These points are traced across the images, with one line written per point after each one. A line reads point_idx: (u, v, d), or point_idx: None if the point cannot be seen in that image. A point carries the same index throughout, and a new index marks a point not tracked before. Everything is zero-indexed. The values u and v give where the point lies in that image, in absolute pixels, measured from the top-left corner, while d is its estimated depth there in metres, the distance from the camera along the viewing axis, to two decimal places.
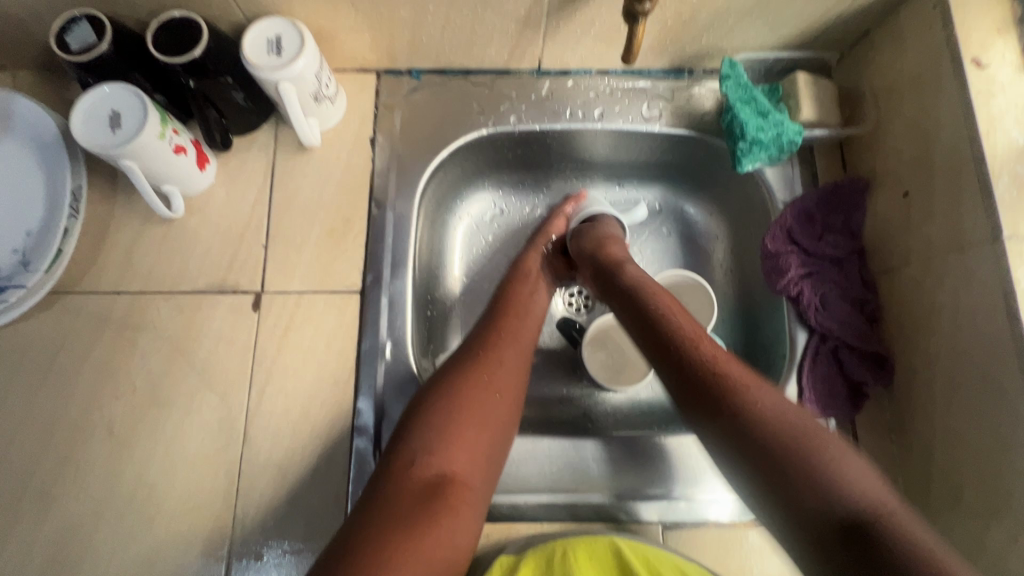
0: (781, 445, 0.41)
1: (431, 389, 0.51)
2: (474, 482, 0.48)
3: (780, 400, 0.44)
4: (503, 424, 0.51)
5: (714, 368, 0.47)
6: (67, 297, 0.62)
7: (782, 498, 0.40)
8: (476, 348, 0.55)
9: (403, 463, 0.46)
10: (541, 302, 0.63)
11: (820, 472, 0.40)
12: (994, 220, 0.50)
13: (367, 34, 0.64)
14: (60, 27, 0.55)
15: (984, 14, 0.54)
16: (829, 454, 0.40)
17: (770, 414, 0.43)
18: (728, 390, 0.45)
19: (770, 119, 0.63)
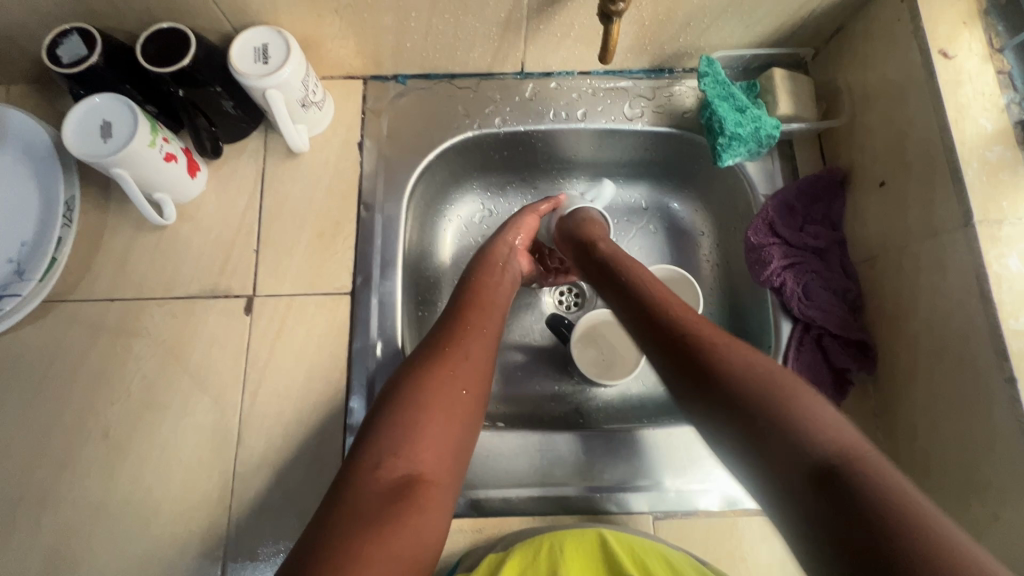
0: (746, 400, 0.43)
1: (393, 389, 0.52)
2: (441, 478, 0.48)
3: (752, 357, 0.46)
4: (467, 421, 0.52)
5: (693, 330, 0.50)
6: (61, 304, 0.63)
7: (764, 442, 0.41)
8: (440, 345, 0.55)
9: (369, 464, 0.46)
10: (505, 299, 0.64)
11: (791, 416, 0.41)
12: (965, 206, 0.51)
13: (352, 41, 0.65)
14: (51, 41, 0.56)
15: (950, 7, 0.56)
16: (784, 387, 0.43)
17: (746, 374, 0.45)
18: (713, 360, 0.47)
19: (748, 114, 0.65)
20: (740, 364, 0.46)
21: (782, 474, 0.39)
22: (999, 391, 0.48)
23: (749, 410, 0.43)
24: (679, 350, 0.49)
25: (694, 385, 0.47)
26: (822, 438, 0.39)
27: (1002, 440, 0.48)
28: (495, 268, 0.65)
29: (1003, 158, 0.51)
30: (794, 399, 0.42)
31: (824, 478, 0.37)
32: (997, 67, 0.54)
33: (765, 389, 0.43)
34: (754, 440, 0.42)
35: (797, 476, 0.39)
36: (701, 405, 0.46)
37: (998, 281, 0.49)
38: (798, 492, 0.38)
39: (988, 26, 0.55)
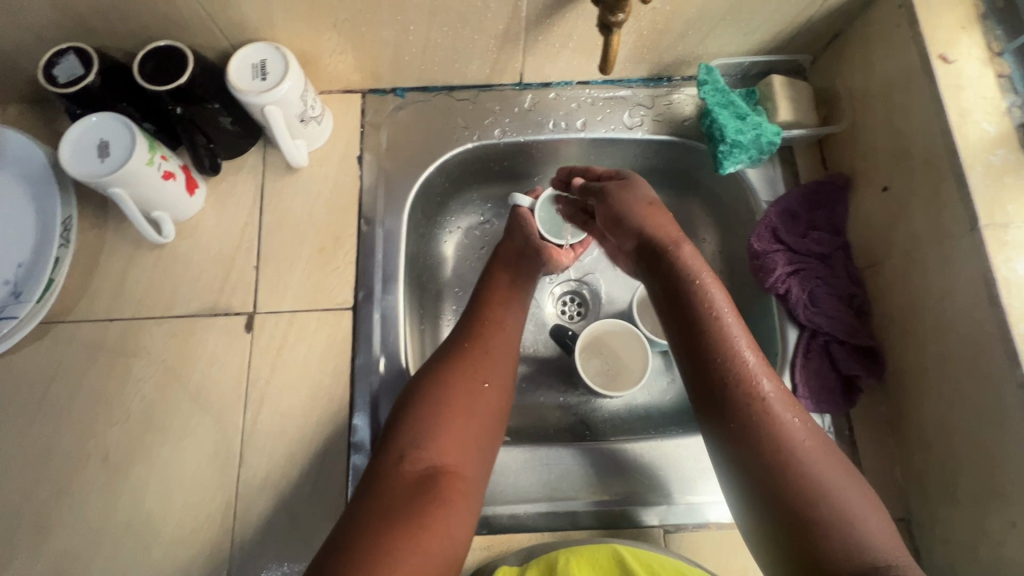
0: (809, 496, 0.43)
1: (416, 384, 0.52)
2: (467, 470, 0.48)
3: (824, 454, 0.45)
4: (492, 415, 0.52)
5: (771, 408, 0.45)
6: (59, 326, 0.62)
7: (814, 542, 0.42)
8: (460, 340, 0.55)
9: (396, 455, 0.47)
10: (522, 291, 0.63)
11: (849, 519, 0.42)
12: (971, 210, 0.51)
13: (351, 56, 0.65)
14: (48, 60, 0.56)
15: (948, 12, 0.56)
16: (841, 490, 0.43)
17: (819, 473, 0.44)
18: (786, 456, 0.44)
19: (749, 121, 0.64)
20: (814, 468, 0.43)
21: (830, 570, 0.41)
22: (1011, 397, 0.47)
23: (810, 514, 0.42)
24: (744, 428, 0.45)
25: (757, 470, 0.44)
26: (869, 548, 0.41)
27: (1016, 447, 0.47)
28: (510, 262, 0.66)
29: (1007, 162, 0.51)
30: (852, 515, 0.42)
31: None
32: (998, 71, 0.54)
33: (831, 506, 0.42)
34: (804, 534, 0.42)
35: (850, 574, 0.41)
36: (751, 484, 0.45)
37: (1007, 285, 0.48)
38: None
39: (987, 30, 0.56)
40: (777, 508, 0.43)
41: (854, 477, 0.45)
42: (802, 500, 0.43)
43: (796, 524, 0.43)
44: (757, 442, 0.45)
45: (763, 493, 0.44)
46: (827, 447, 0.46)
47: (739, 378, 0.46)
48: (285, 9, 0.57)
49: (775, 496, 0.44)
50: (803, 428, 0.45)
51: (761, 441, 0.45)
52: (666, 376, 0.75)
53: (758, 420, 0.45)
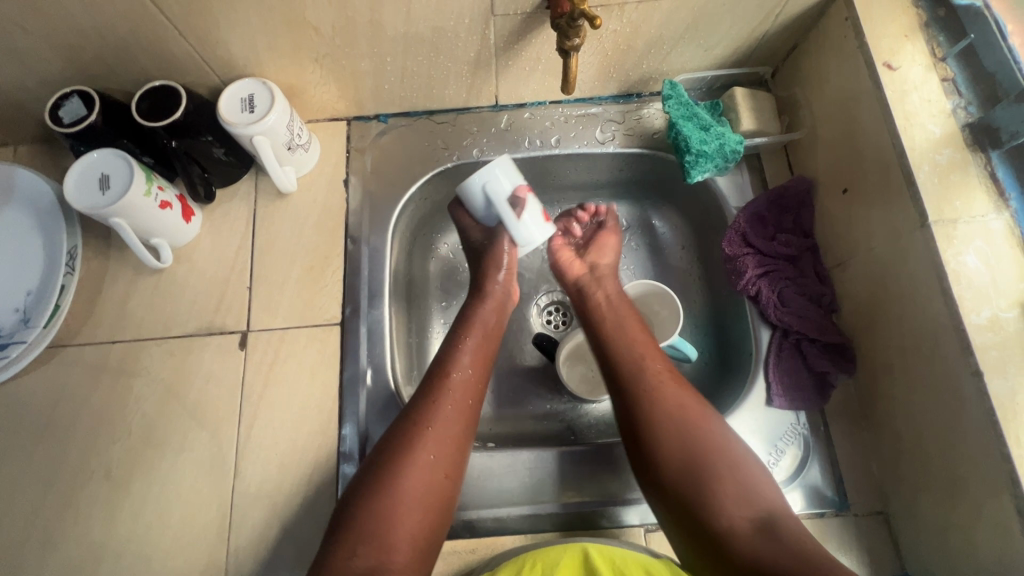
0: (706, 460, 0.53)
1: (377, 470, 0.52)
2: (416, 562, 0.50)
3: (713, 424, 0.55)
4: (444, 508, 0.53)
5: (672, 394, 0.56)
6: (64, 349, 0.66)
7: (717, 489, 0.51)
8: (407, 433, 0.54)
9: (347, 552, 0.48)
10: (485, 367, 0.62)
11: (738, 476, 0.52)
12: (920, 208, 0.53)
13: (334, 87, 0.70)
14: (54, 103, 0.61)
15: (892, 22, 0.59)
16: (727, 451, 0.54)
17: (711, 442, 0.54)
18: (688, 429, 0.54)
19: (712, 131, 0.67)
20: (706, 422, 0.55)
21: (726, 526, 0.50)
22: (967, 385, 0.49)
23: (710, 466, 0.53)
24: (649, 410, 0.56)
25: (666, 427, 0.55)
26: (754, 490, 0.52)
27: (974, 435, 0.48)
28: (479, 331, 0.63)
29: (953, 160, 0.53)
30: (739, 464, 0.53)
31: (761, 524, 0.50)
32: (942, 75, 0.57)
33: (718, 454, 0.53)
34: (702, 489, 0.51)
35: (742, 524, 0.50)
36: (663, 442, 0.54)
37: (957, 277, 0.50)
38: (742, 537, 0.49)
39: (930, 37, 0.58)
40: (679, 479, 0.53)
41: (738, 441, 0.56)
42: (699, 466, 0.52)
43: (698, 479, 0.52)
44: (662, 423, 0.55)
45: (668, 470, 0.53)
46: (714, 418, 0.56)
47: (644, 368, 0.58)
48: (270, 46, 0.61)
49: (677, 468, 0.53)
50: (696, 404, 0.56)
51: (665, 421, 0.55)
52: None
53: (664, 392, 0.57)
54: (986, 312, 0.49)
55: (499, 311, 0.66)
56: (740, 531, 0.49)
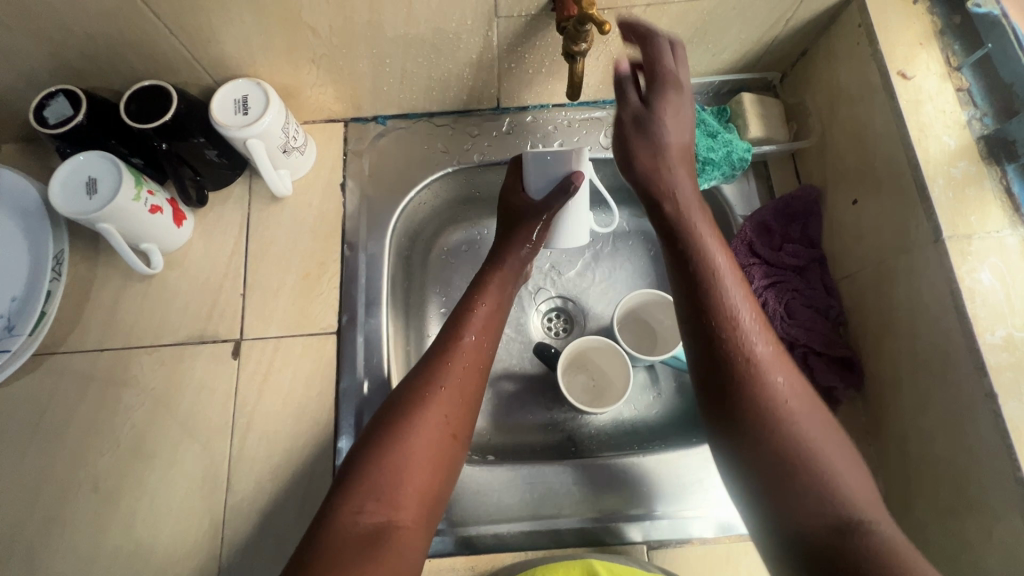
0: (789, 452, 0.45)
1: (385, 427, 0.51)
2: (421, 524, 0.49)
3: (809, 410, 0.47)
4: (450, 468, 0.52)
5: (760, 368, 0.48)
6: (51, 357, 0.64)
7: (791, 483, 0.44)
8: (416, 388, 0.54)
9: (353, 508, 0.47)
10: (494, 336, 0.61)
11: (826, 477, 0.44)
12: (934, 222, 0.51)
13: (331, 88, 0.68)
14: (38, 103, 0.58)
15: (907, 29, 0.58)
16: (822, 447, 0.45)
17: (806, 434, 0.46)
18: (772, 406, 0.46)
19: (719, 138, 0.66)
20: (785, 397, 0.47)
21: (797, 525, 0.43)
22: (980, 405, 0.48)
23: (788, 456, 0.45)
24: (733, 373, 0.48)
25: (743, 394, 0.47)
26: (839, 491, 0.44)
27: (989, 457, 0.47)
28: (494, 299, 0.63)
29: (967, 174, 0.52)
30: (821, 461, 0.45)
31: (843, 532, 0.42)
32: (957, 85, 0.56)
33: (801, 444, 0.45)
34: (778, 474, 0.45)
35: (818, 530, 0.42)
36: (735, 411, 0.47)
37: (971, 295, 0.49)
38: (818, 544, 0.42)
39: (945, 46, 0.57)
40: (760, 460, 0.46)
41: (833, 429, 0.47)
42: (779, 461, 0.45)
43: (769, 462, 0.45)
44: (743, 398, 0.47)
45: (746, 458, 0.46)
46: (815, 404, 0.48)
47: (737, 337, 0.49)
48: (265, 46, 0.59)
49: (756, 455, 0.46)
50: (790, 388, 0.47)
51: (752, 402, 0.47)
52: (651, 391, 0.76)
53: (746, 359, 0.48)
54: (1000, 331, 0.48)
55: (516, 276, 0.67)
56: (814, 536, 0.42)
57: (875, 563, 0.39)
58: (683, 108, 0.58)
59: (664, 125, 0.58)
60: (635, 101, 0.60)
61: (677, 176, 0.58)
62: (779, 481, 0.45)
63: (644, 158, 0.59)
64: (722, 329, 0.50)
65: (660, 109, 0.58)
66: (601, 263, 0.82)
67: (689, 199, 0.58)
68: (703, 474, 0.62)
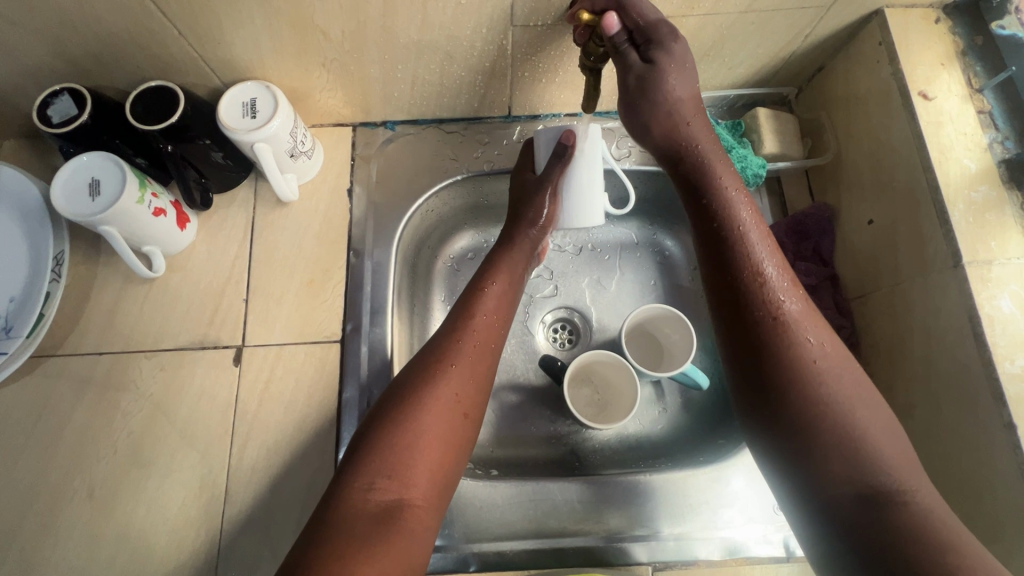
0: (820, 418, 0.44)
1: (395, 404, 0.50)
2: (433, 505, 0.48)
3: (842, 371, 0.46)
4: (461, 449, 0.51)
5: (790, 328, 0.47)
6: (49, 360, 0.63)
7: (818, 449, 0.44)
8: (427, 364, 0.53)
9: (364, 484, 0.46)
10: (506, 316, 0.61)
11: (858, 442, 0.43)
12: (953, 247, 0.51)
13: (341, 92, 0.67)
14: (43, 101, 0.57)
15: (929, 48, 0.57)
16: (855, 412, 0.44)
17: (837, 396, 0.45)
18: (802, 366, 0.46)
19: (734, 154, 0.65)
20: (812, 358, 0.46)
21: (826, 492, 0.43)
22: (998, 436, 0.47)
23: (817, 419, 0.44)
24: (762, 332, 0.47)
25: (770, 354, 0.47)
26: (872, 456, 0.42)
27: (1005, 488, 0.46)
28: (506, 276, 0.63)
29: (988, 199, 0.51)
30: (856, 428, 0.43)
31: (873, 501, 0.41)
32: (978, 107, 0.55)
33: (834, 407, 0.44)
34: (806, 436, 0.44)
35: (847, 498, 0.42)
36: (762, 373, 0.47)
37: (991, 323, 0.48)
38: (847, 513, 0.42)
39: (966, 66, 0.57)
40: (789, 421, 0.45)
41: (872, 394, 0.46)
42: (807, 423, 0.44)
43: (800, 425, 0.44)
44: (768, 359, 0.47)
45: (775, 421, 0.46)
46: (846, 365, 0.47)
47: (765, 296, 0.48)
48: (275, 48, 0.58)
49: (785, 417, 0.45)
50: (820, 349, 0.47)
51: (781, 361, 0.46)
52: (657, 406, 0.74)
53: (777, 318, 0.47)
54: (1020, 361, 0.47)
55: (528, 258, 0.66)
56: (842, 506, 0.42)
57: (907, 535, 0.39)
58: (683, 62, 0.55)
59: (671, 85, 0.55)
60: (636, 61, 0.55)
61: (695, 129, 0.57)
62: (806, 447, 0.44)
63: (661, 118, 0.57)
64: (749, 288, 0.49)
65: (664, 69, 0.54)
66: (609, 274, 0.81)
67: (711, 153, 0.56)
68: (709, 495, 0.61)
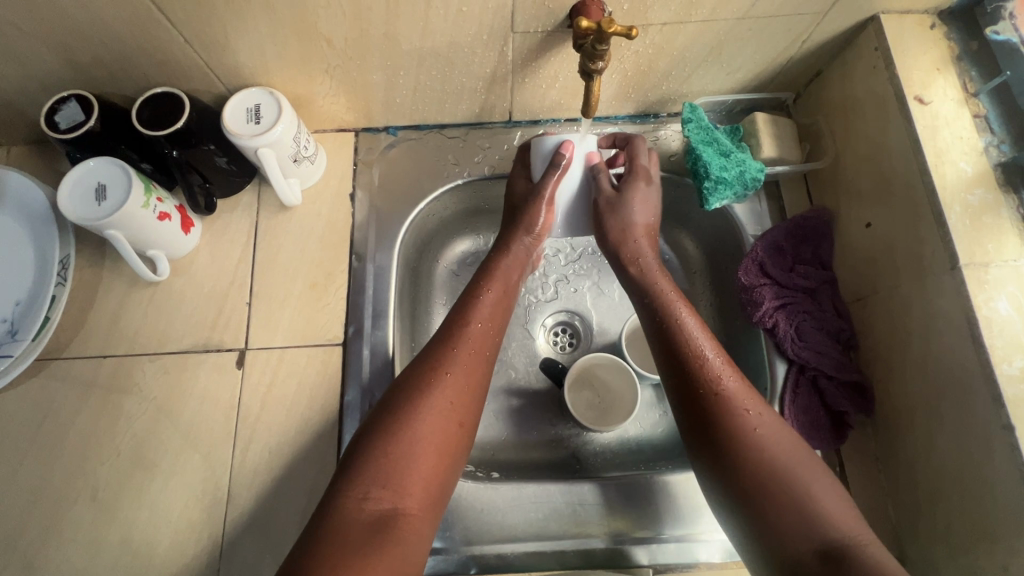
0: (770, 483, 0.46)
1: (390, 412, 0.51)
2: (428, 513, 0.48)
3: (783, 435, 0.48)
4: (456, 457, 0.52)
5: (731, 400, 0.50)
6: (54, 363, 0.63)
7: (773, 510, 0.45)
8: (421, 373, 0.54)
9: (359, 494, 0.46)
10: (500, 323, 0.61)
11: (808, 503, 0.45)
12: (950, 250, 0.51)
13: (344, 98, 0.67)
14: (50, 108, 0.58)
15: (924, 53, 0.58)
16: (799, 473, 0.46)
17: (783, 461, 0.47)
18: (747, 435, 0.48)
19: (732, 158, 0.66)
20: (755, 426, 0.48)
21: (788, 554, 0.44)
22: (996, 438, 0.47)
23: (767, 484, 0.46)
24: (705, 409, 0.50)
25: (718, 427, 0.49)
26: (823, 516, 0.44)
27: (1004, 490, 0.47)
28: (500, 285, 0.63)
29: (984, 202, 0.52)
30: (805, 489, 0.45)
31: (831, 558, 0.42)
32: (973, 111, 0.56)
33: (784, 470, 0.46)
34: (760, 502, 0.46)
35: (807, 557, 0.43)
36: (711, 444, 0.49)
37: (988, 325, 0.49)
38: (807, 571, 0.42)
39: (962, 71, 0.58)
40: (745, 488, 0.47)
41: (816, 460, 0.48)
42: (761, 487, 0.46)
43: (754, 492, 0.46)
44: (717, 430, 0.49)
45: (728, 487, 0.48)
46: (788, 432, 0.49)
47: (704, 375, 0.52)
48: (279, 55, 0.59)
49: (736, 483, 0.47)
50: (761, 418, 0.49)
51: (726, 437, 0.48)
52: (658, 408, 0.75)
53: (716, 393, 0.50)
54: (1017, 362, 0.47)
55: (523, 265, 0.66)
56: (805, 563, 0.43)
57: None
58: (648, 198, 0.66)
59: (632, 206, 0.64)
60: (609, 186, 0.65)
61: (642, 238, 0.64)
62: (763, 508, 0.45)
63: (616, 228, 0.64)
64: (690, 366, 0.52)
65: (629, 196, 0.64)
66: (609, 278, 0.82)
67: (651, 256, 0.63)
68: None
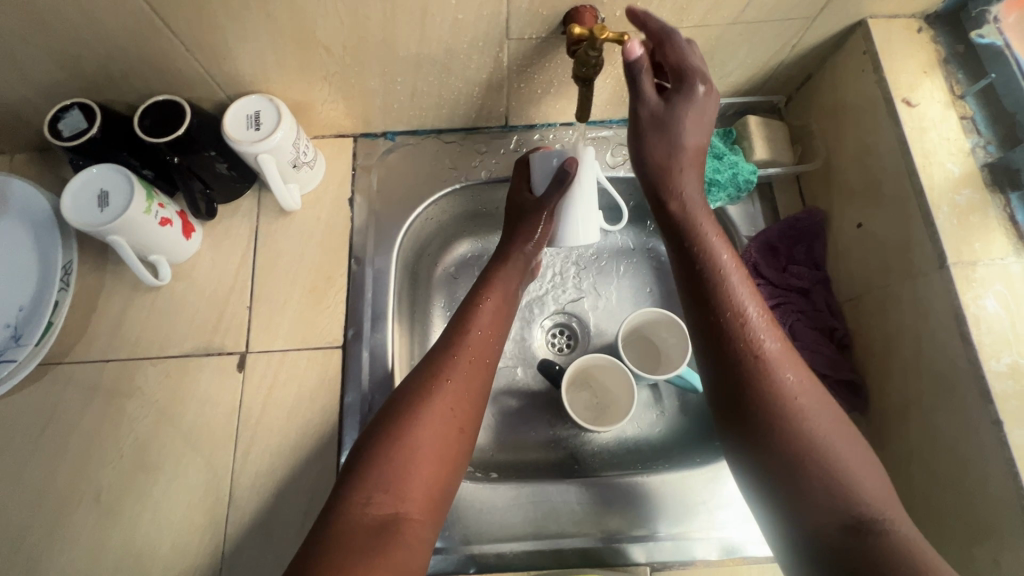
0: (805, 455, 0.46)
1: (390, 419, 0.51)
2: (429, 518, 0.49)
3: (821, 404, 0.48)
4: (456, 464, 0.52)
5: (772, 366, 0.48)
6: (57, 367, 0.64)
7: (802, 483, 0.45)
8: (421, 380, 0.54)
9: (361, 499, 0.47)
10: (501, 332, 0.62)
11: (840, 475, 0.45)
12: (939, 249, 0.52)
13: (343, 105, 0.68)
14: (53, 115, 0.59)
15: (912, 56, 0.59)
16: (835, 445, 0.46)
17: (818, 431, 0.46)
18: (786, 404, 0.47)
19: (726, 160, 0.67)
20: (794, 395, 0.47)
21: (814, 527, 0.44)
22: (985, 432, 0.48)
23: (803, 454, 0.46)
24: (745, 371, 0.49)
25: (755, 393, 0.48)
26: (852, 488, 0.44)
27: (994, 483, 0.47)
28: (500, 293, 0.64)
29: (972, 201, 0.53)
30: (834, 462, 0.45)
31: (855, 530, 0.43)
32: (960, 113, 0.57)
33: (818, 442, 0.46)
34: (792, 473, 0.46)
35: (831, 530, 0.43)
36: (748, 410, 0.48)
37: (977, 322, 0.49)
38: (829, 544, 0.43)
39: (949, 74, 0.59)
40: (776, 459, 0.46)
41: (850, 431, 0.48)
42: (794, 460, 0.46)
43: (789, 462, 0.46)
44: (754, 396, 0.48)
45: (759, 456, 0.47)
46: (825, 401, 0.48)
47: (744, 335, 0.50)
48: (279, 62, 0.60)
49: (770, 453, 0.47)
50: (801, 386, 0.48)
51: (762, 403, 0.48)
52: (654, 408, 0.76)
53: (757, 357, 0.49)
54: (1005, 358, 0.48)
55: (522, 274, 0.67)
56: (828, 537, 0.43)
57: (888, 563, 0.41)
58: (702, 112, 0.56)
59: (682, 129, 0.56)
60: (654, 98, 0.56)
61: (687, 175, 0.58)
62: (792, 481, 0.46)
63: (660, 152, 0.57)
64: (730, 330, 0.51)
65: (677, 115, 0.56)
66: (606, 280, 0.83)
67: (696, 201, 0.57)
68: (706, 495, 0.62)
